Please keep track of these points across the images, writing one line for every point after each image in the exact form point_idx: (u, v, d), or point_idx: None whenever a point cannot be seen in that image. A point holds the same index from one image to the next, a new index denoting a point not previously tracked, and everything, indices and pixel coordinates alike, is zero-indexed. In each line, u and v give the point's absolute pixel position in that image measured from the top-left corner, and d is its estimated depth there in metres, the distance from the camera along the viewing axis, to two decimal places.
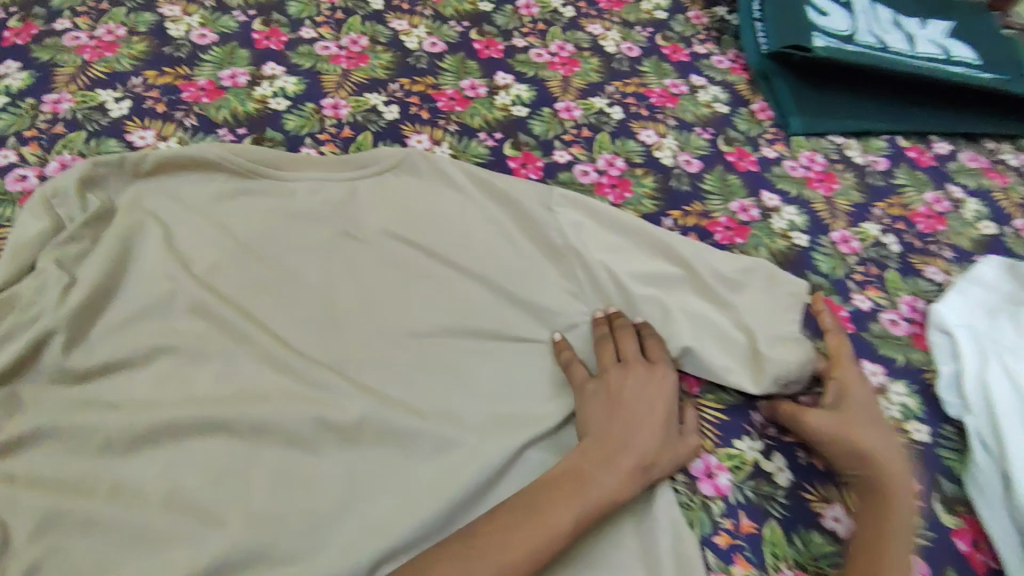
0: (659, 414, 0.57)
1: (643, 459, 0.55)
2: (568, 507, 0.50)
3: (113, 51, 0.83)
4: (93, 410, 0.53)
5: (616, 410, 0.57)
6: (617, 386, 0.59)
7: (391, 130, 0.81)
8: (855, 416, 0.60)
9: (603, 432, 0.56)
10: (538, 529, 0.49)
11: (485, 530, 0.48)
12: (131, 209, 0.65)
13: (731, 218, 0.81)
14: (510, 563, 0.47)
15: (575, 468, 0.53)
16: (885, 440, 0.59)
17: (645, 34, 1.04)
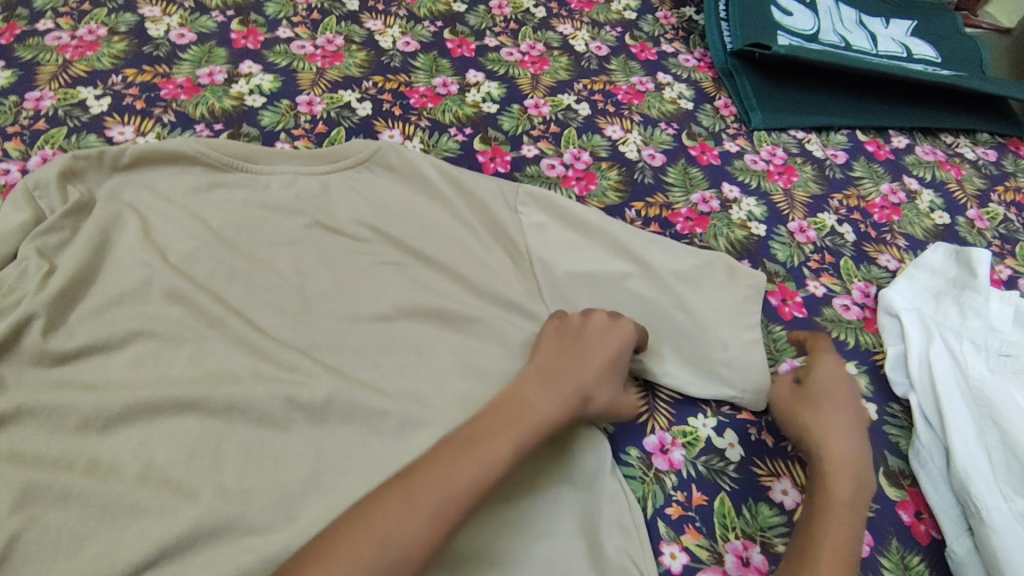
0: (611, 357, 0.62)
1: (582, 392, 0.59)
2: (508, 436, 0.53)
3: (94, 50, 0.85)
4: (71, 391, 0.56)
5: (568, 351, 0.61)
6: (575, 331, 0.63)
7: (363, 126, 0.84)
8: (814, 406, 0.63)
9: (552, 367, 0.60)
10: (481, 458, 0.50)
11: (432, 461, 0.50)
12: (109, 201, 0.68)
13: (692, 209, 0.84)
14: (453, 493, 0.48)
15: (518, 399, 0.56)
16: (844, 429, 0.61)
17: (614, 34, 1.08)
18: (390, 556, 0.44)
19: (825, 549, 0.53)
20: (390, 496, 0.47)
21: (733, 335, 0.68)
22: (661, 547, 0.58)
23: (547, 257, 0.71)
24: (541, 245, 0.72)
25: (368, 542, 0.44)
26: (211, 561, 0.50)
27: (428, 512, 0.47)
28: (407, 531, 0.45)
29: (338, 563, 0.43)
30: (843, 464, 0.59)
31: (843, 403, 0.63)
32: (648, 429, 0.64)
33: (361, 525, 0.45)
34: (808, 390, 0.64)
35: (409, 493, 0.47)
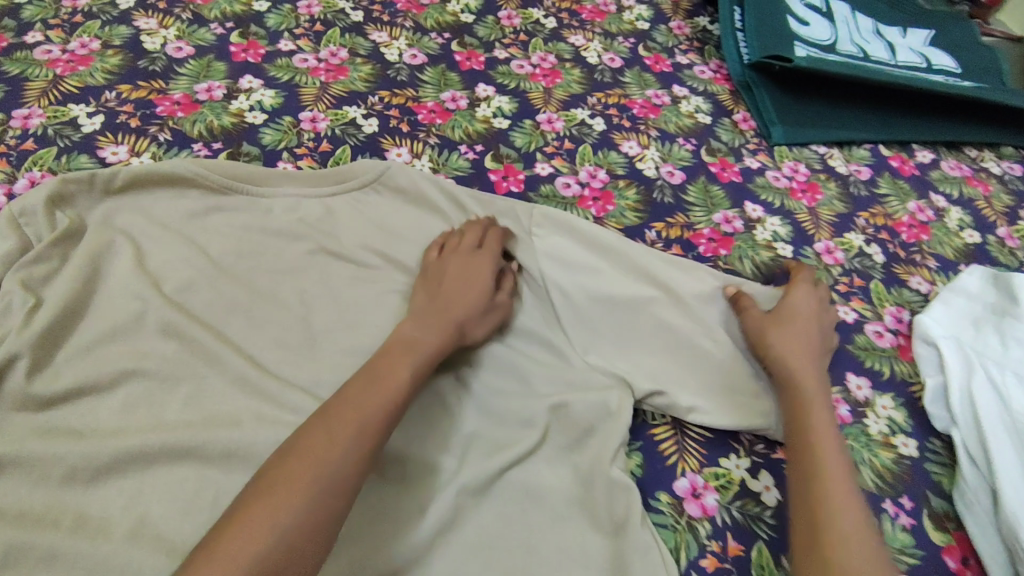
0: (481, 284, 0.63)
1: (457, 323, 0.59)
2: (406, 364, 0.53)
3: (86, 65, 0.81)
4: (57, 438, 0.51)
5: (439, 290, 0.62)
6: (440, 272, 0.64)
7: (369, 143, 0.80)
8: (787, 332, 0.64)
9: (426, 308, 0.60)
10: (383, 384, 0.50)
11: (345, 394, 0.49)
12: (101, 227, 0.64)
13: (715, 229, 0.80)
14: (372, 414, 0.48)
15: (398, 340, 0.56)
16: (808, 352, 0.63)
17: (627, 45, 1.04)
18: (329, 476, 0.43)
19: (827, 457, 0.54)
20: (327, 427, 0.46)
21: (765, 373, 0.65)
22: None
23: (564, 280, 0.67)
24: (558, 270, 0.68)
25: (305, 466, 0.43)
26: None
27: (355, 428, 0.46)
28: (339, 450, 0.45)
29: (277, 496, 0.42)
30: (814, 383, 0.60)
31: (808, 328, 0.65)
32: (677, 472, 0.60)
33: (293, 456, 0.44)
34: (781, 318, 0.65)
35: (334, 419, 0.47)
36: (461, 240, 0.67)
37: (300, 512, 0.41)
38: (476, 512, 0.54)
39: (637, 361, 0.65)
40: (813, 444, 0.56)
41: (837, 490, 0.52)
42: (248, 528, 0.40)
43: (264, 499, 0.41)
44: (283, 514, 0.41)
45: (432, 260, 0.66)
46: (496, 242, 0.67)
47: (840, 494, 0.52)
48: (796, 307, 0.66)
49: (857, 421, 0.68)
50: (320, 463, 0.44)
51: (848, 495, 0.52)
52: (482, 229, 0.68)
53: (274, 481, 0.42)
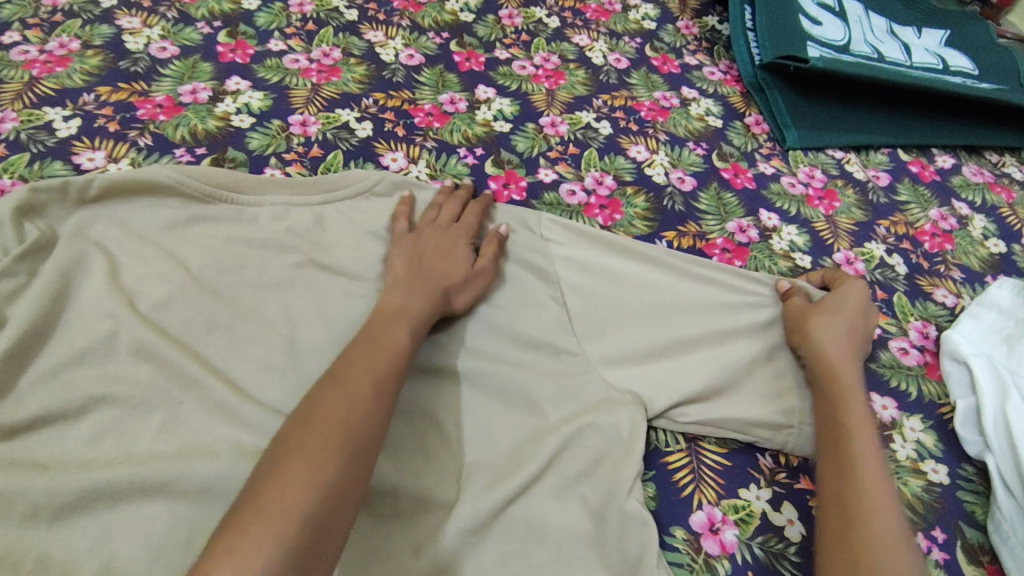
0: (459, 254, 0.62)
1: (440, 285, 0.58)
2: (402, 327, 0.53)
3: (65, 66, 0.77)
4: (16, 473, 0.47)
5: (422, 256, 0.61)
6: (420, 241, 0.62)
7: (362, 148, 0.76)
8: (834, 327, 0.62)
9: (406, 275, 0.59)
10: (384, 347, 0.50)
11: (350, 360, 0.48)
12: (73, 238, 0.60)
13: (729, 239, 0.76)
14: (381, 375, 0.47)
15: (385, 307, 0.55)
16: (849, 348, 0.61)
17: (633, 45, 1.00)
18: (356, 436, 0.42)
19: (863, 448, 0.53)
20: (338, 388, 0.45)
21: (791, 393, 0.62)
22: None
23: (582, 286, 0.66)
24: (575, 275, 0.67)
25: (332, 427, 0.42)
26: None
27: (368, 390, 0.46)
28: (361, 413, 0.44)
29: (307, 458, 0.40)
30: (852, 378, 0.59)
31: (853, 323, 0.63)
32: (694, 504, 0.55)
33: (312, 419, 0.42)
34: (830, 313, 0.64)
35: (348, 382, 0.46)
36: (439, 216, 0.66)
37: (335, 471, 0.40)
38: (477, 550, 0.49)
39: (648, 382, 0.61)
40: (853, 436, 0.54)
41: (879, 485, 0.51)
42: (284, 487, 0.38)
43: (299, 459, 0.40)
44: (320, 473, 0.39)
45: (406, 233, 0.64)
46: (476, 217, 0.67)
47: (882, 490, 0.50)
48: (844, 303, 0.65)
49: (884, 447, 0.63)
50: (346, 426, 0.42)
51: (885, 493, 0.50)
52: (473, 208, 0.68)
53: (304, 439, 0.41)
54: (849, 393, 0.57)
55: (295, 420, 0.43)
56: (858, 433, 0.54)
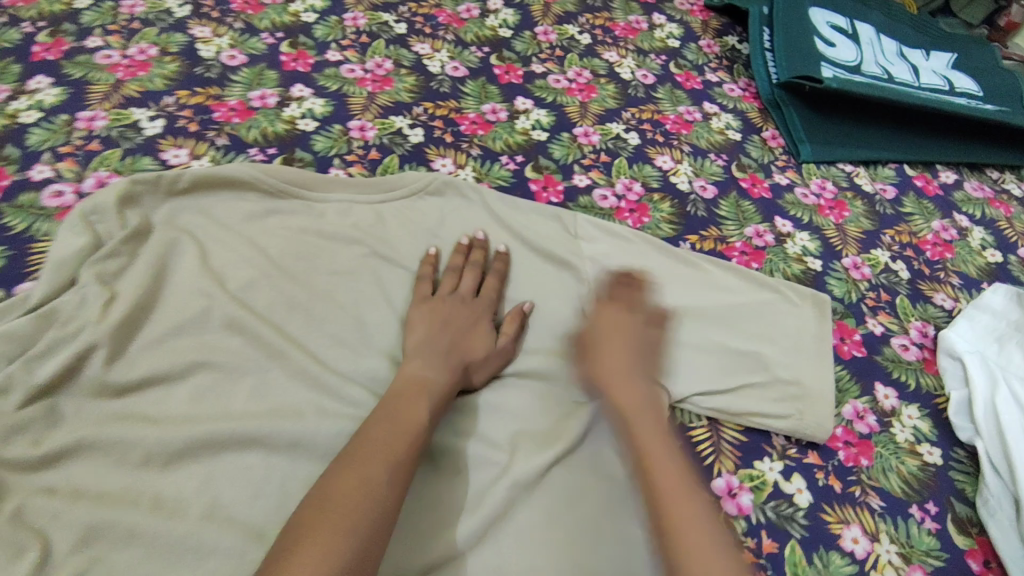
0: (484, 330, 0.65)
1: (464, 362, 0.61)
2: (424, 403, 0.56)
3: (146, 70, 0.84)
4: (131, 424, 0.54)
5: (447, 324, 0.64)
6: (447, 306, 0.65)
7: (415, 153, 0.83)
8: (592, 355, 0.64)
9: (426, 342, 0.62)
10: (403, 426, 0.53)
11: (382, 416, 0.53)
12: (166, 226, 0.67)
13: (747, 242, 0.83)
14: (398, 457, 0.50)
15: (409, 379, 0.58)
16: (611, 348, 0.63)
17: (659, 62, 1.08)
18: (367, 524, 0.46)
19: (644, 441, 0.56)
20: (371, 442, 0.51)
21: (810, 379, 0.69)
22: None
23: (605, 283, 0.73)
24: (600, 274, 0.74)
25: (345, 513, 0.45)
26: None
27: (402, 443, 0.52)
28: (380, 492, 0.48)
29: (319, 544, 0.43)
30: (621, 375, 0.61)
31: (612, 329, 0.65)
32: (714, 472, 0.62)
33: (329, 501, 0.46)
34: (588, 351, 0.65)
35: (364, 463, 0.49)
36: (459, 285, 0.68)
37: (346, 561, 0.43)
38: (527, 502, 0.56)
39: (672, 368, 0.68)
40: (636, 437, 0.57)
41: (676, 495, 0.51)
42: (329, 524, 0.44)
43: (335, 508, 0.45)
44: (358, 524, 0.45)
45: (429, 297, 0.67)
46: (496, 286, 0.70)
47: (683, 504, 0.51)
48: (595, 336, 0.65)
49: (885, 430, 0.69)
50: (357, 514, 0.46)
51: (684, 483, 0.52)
52: (534, 220, 0.77)
53: (343, 486, 0.47)
54: (637, 424, 0.58)
55: (313, 501, 0.46)
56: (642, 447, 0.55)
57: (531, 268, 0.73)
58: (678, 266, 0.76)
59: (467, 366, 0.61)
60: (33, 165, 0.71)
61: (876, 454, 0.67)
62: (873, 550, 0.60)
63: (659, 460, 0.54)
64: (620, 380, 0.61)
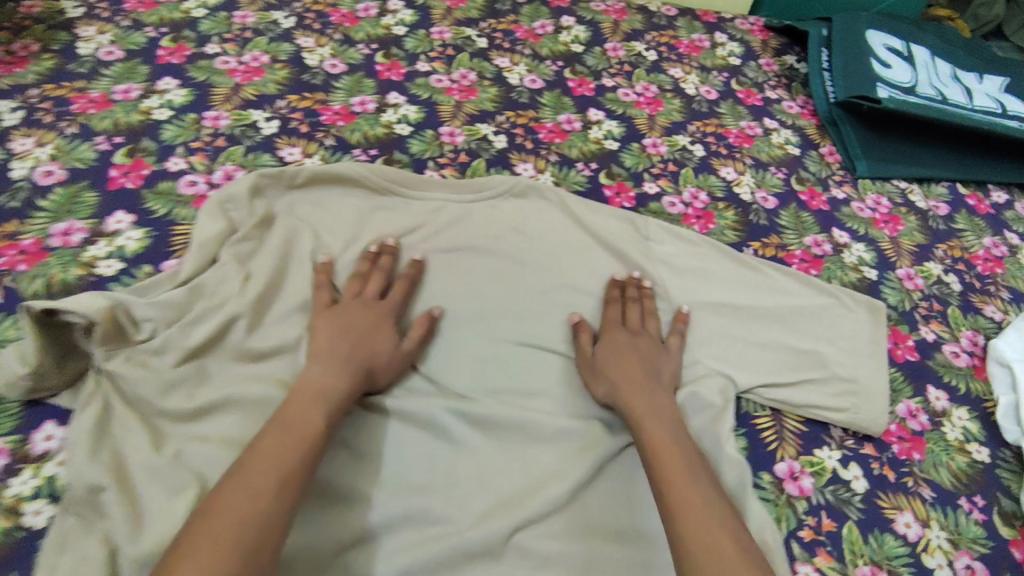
0: (387, 334, 0.66)
1: (367, 365, 0.63)
2: (321, 409, 0.57)
3: (260, 76, 0.93)
4: (268, 386, 0.63)
5: (348, 329, 0.65)
6: (348, 312, 0.67)
7: (500, 158, 0.91)
8: (604, 369, 0.68)
9: (326, 348, 0.63)
10: (295, 433, 0.54)
11: (279, 425, 0.55)
12: (285, 215, 0.76)
13: (806, 251, 0.89)
14: (288, 466, 0.52)
15: (308, 384, 0.59)
16: (625, 364, 0.68)
17: (721, 79, 1.14)
18: (255, 533, 0.47)
19: (656, 445, 0.60)
20: (265, 453, 0.52)
21: (865, 379, 0.75)
22: (796, 567, 0.61)
23: (675, 283, 0.79)
24: (669, 277, 0.80)
25: (226, 525, 0.47)
26: (395, 548, 0.57)
27: (294, 454, 0.53)
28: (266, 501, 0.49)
29: (202, 554, 0.45)
30: (638, 387, 0.65)
31: (624, 347, 0.69)
32: (777, 457, 0.68)
33: (213, 516, 0.47)
34: (597, 368, 0.68)
35: (255, 474, 0.50)
36: (364, 290, 0.70)
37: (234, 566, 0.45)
38: (607, 475, 0.64)
39: (739, 363, 0.74)
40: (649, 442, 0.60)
41: (686, 496, 0.55)
42: (213, 535, 0.46)
43: (220, 520, 0.47)
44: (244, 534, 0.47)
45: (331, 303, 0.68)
46: (405, 291, 0.71)
47: (691, 501, 0.54)
48: (598, 354, 0.69)
49: (936, 428, 0.74)
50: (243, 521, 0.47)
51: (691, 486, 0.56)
52: (608, 222, 0.84)
53: (231, 498, 0.48)
54: (645, 428, 0.62)
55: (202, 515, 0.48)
56: (655, 451, 0.59)
57: (606, 266, 0.80)
58: (740, 270, 0.82)
59: (368, 369, 0.63)
60: (169, 158, 0.80)
61: (927, 450, 0.72)
62: (924, 534, 0.65)
63: (671, 463, 0.58)
64: (637, 391, 0.65)
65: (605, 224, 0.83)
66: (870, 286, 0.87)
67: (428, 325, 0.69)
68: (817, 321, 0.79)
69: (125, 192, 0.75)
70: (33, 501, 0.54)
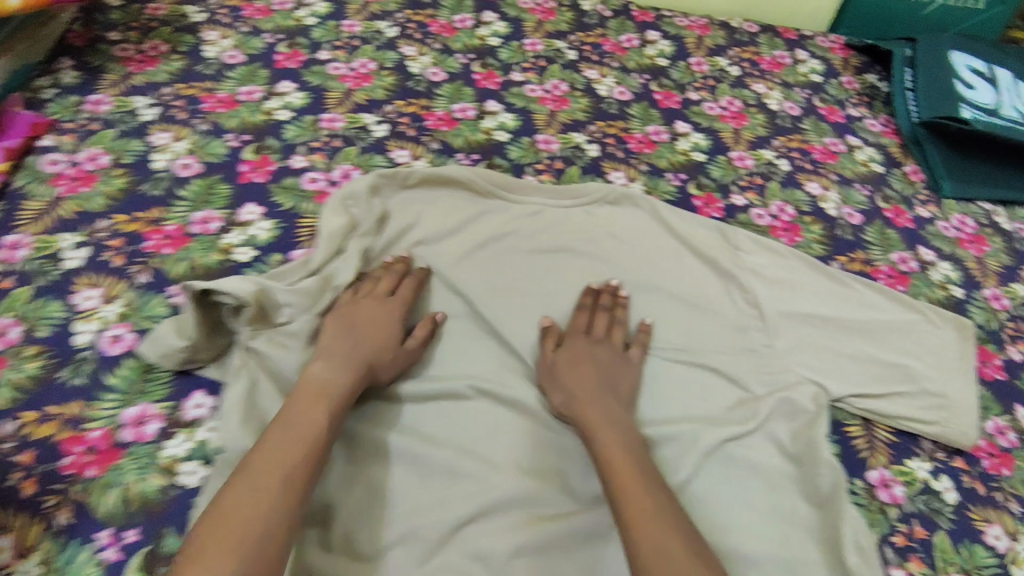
0: (391, 331, 0.69)
1: (368, 360, 0.65)
2: (324, 409, 0.59)
3: (369, 82, 0.99)
4: None
5: (352, 325, 0.68)
6: (357, 309, 0.69)
7: (593, 166, 0.95)
8: (563, 378, 0.68)
9: (332, 344, 0.66)
10: (296, 436, 0.56)
11: (282, 424, 0.57)
12: (399, 213, 0.81)
13: (893, 267, 0.90)
14: (297, 468, 0.54)
15: (313, 381, 0.61)
16: (581, 376, 0.68)
17: (804, 95, 1.16)
18: (266, 533, 0.50)
19: (614, 460, 0.60)
20: (275, 454, 0.54)
21: (955, 396, 0.76)
22: (890, 570, 0.63)
23: (766, 292, 0.81)
24: (760, 286, 0.82)
25: (239, 527, 0.49)
26: (510, 525, 0.60)
27: (301, 454, 0.55)
28: (273, 501, 0.51)
29: (211, 557, 0.47)
30: (592, 399, 0.66)
31: (582, 359, 0.70)
32: (869, 464, 0.70)
33: (228, 518, 0.49)
34: (555, 376, 0.69)
35: (258, 482, 0.52)
36: (376, 287, 0.72)
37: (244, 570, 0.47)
38: (708, 469, 0.67)
39: (830, 373, 0.76)
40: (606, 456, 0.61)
41: (646, 515, 0.56)
42: (227, 536, 0.48)
43: (234, 520, 0.49)
44: (255, 534, 0.49)
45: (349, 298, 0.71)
46: (412, 289, 0.73)
47: (654, 518, 0.55)
48: (557, 360, 0.70)
49: None
50: (249, 527, 0.49)
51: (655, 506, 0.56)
52: (701, 230, 0.86)
53: (240, 498, 0.51)
54: (600, 435, 0.63)
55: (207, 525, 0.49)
56: (613, 467, 0.60)
57: (699, 273, 0.83)
58: (830, 282, 0.83)
59: (371, 365, 0.65)
60: (292, 156, 0.86)
61: (1016, 467, 0.73)
62: (1015, 548, 0.67)
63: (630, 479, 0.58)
64: (591, 401, 0.66)
65: (698, 232, 0.86)
66: (956, 304, 0.88)
67: (433, 327, 0.72)
68: (908, 336, 0.81)
69: (255, 186, 0.82)
70: (187, 462, 0.60)
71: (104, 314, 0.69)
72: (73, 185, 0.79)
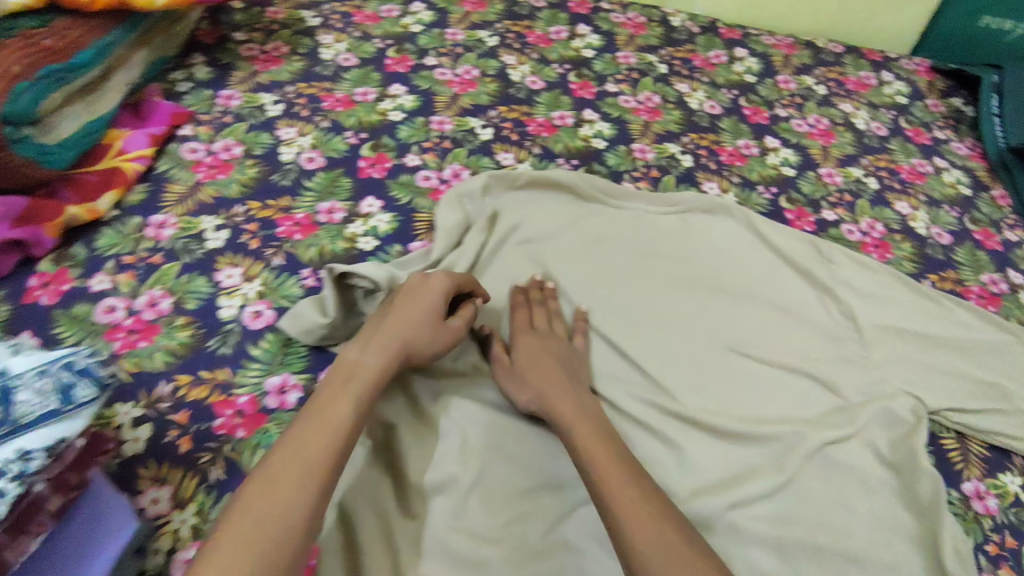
0: (432, 310, 0.66)
1: (404, 341, 0.63)
2: (347, 396, 0.57)
3: (474, 88, 1.04)
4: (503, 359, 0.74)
5: (394, 304, 0.66)
6: (401, 290, 0.68)
7: (687, 175, 0.98)
8: (529, 375, 0.67)
9: (374, 326, 0.65)
10: (323, 424, 0.54)
11: (306, 414, 0.55)
12: (508, 212, 0.86)
13: (984, 288, 0.92)
14: (318, 456, 0.52)
15: (344, 365, 0.60)
16: (548, 374, 0.67)
17: (890, 116, 1.18)
18: (284, 526, 0.48)
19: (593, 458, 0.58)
20: (292, 445, 0.52)
21: None
22: None
23: (857, 304, 0.84)
24: (852, 299, 0.84)
25: (256, 523, 0.47)
26: None
27: (324, 443, 0.53)
28: (292, 492, 0.49)
29: (228, 555, 0.45)
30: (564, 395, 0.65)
31: (544, 357, 0.69)
32: (964, 476, 0.72)
33: (244, 515, 0.48)
34: (518, 374, 0.68)
35: (278, 474, 0.50)
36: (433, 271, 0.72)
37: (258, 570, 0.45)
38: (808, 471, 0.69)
39: (923, 385, 0.78)
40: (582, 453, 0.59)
41: (636, 515, 0.52)
42: (243, 530, 0.47)
43: (249, 515, 0.47)
44: (274, 527, 0.47)
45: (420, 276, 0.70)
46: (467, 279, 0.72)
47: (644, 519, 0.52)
48: (516, 357, 0.69)
49: None
50: (272, 521, 0.47)
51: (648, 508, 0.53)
52: (795, 243, 0.89)
53: (258, 492, 0.49)
54: (575, 434, 0.61)
55: (224, 524, 0.48)
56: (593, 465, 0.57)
57: (792, 284, 0.85)
58: (921, 299, 0.85)
59: (404, 346, 0.63)
60: (407, 154, 0.92)
61: None
62: None
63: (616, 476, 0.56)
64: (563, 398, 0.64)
65: (791, 244, 0.89)
66: None
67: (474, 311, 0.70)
68: (999, 355, 0.82)
69: (374, 181, 0.87)
70: None
71: (244, 291, 0.75)
72: (211, 172, 0.86)
